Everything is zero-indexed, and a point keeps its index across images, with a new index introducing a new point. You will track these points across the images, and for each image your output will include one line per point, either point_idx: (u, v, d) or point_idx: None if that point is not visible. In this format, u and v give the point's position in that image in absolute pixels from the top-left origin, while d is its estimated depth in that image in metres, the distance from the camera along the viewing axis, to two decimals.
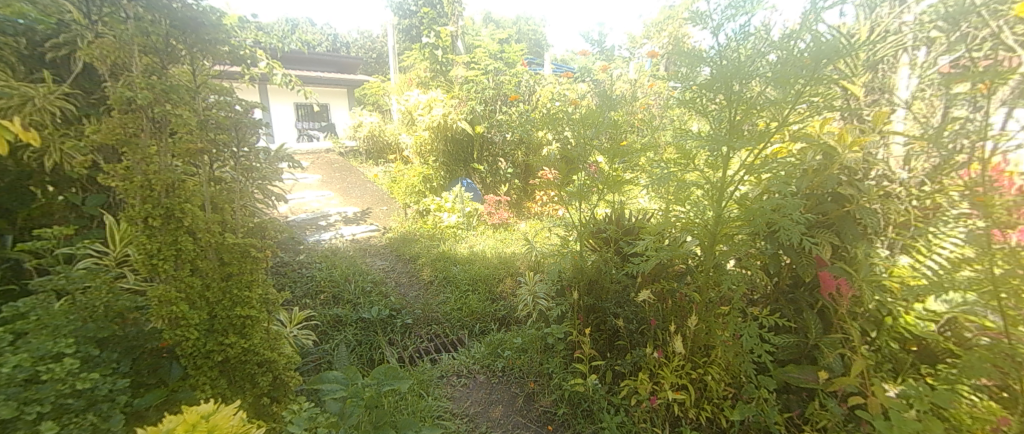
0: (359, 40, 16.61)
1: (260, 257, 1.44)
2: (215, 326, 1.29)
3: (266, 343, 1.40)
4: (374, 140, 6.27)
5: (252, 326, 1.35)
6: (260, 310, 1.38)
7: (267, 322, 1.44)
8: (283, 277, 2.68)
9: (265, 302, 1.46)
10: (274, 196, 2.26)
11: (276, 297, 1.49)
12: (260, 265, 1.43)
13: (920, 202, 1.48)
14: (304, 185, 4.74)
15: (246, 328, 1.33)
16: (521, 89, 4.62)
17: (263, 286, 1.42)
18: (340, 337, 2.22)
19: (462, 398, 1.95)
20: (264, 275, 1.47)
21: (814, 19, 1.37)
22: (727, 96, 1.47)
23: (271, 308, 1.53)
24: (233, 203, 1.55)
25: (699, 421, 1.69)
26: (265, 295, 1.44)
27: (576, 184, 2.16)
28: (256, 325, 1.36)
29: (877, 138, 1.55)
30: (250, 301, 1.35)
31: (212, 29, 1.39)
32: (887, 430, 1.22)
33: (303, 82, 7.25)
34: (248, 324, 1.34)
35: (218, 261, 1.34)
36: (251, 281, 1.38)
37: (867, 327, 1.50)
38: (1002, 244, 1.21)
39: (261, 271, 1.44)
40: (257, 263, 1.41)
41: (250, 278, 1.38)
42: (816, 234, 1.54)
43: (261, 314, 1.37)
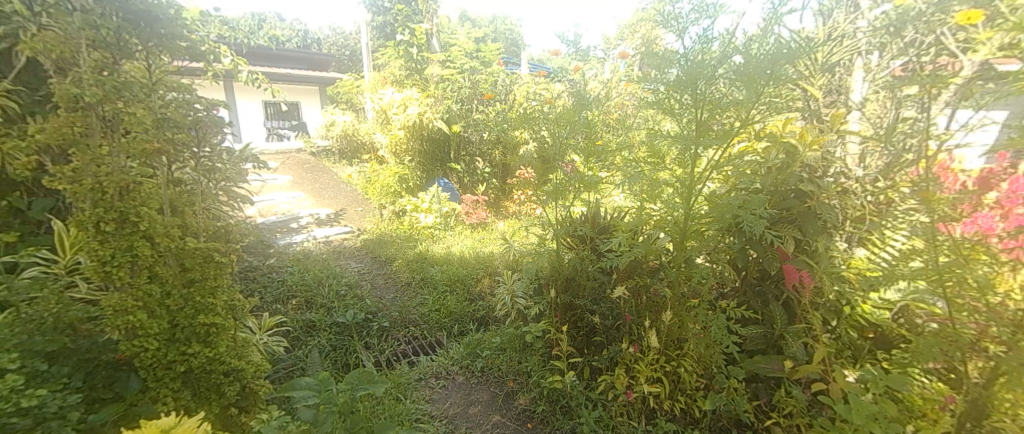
0: (331, 37, 16.22)
1: (225, 261, 1.36)
2: (177, 336, 1.22)
3: (233, 351, 1.34)
4: (347, 140, 6.13)
5: (218, 334, 1.29)
6: (226, 317, 1.31)
7: (234, 329, 1.37)
8: (252, 282, 2.59)
9: (232, 309, 1.39)
10: (240, 199, 2.17)
11: (244, 303, 1.43)
12: (226, 270, 1.36)
13: (875, 198, 1.56)
14: (274, 186, 4.60)
15: (211, 336, 1.27)
16: (498, 88, 4.60)
17: (229, 292, 1.36)
18: (314, 343, 2.16)
19: (441, 400, 1.92)
20: (230, 280, 1.39)
21: (774, 23, 1.43)
22: (692, 97, 1.51)
23: (237, 314, 1.46)
24: (194, 206, 1.48)
25: (673, 412, 1.72)
26: (232, 302, 1.37)
27: (553, 182, 2.17)
28: (222, 333, 1.29)
29: (835, 137, 1.61)
30: (216, 309, 1.28)
31: (168, 23, 1.33)
32: (847, 413, 1.28)
33: (272, 80, 7.02)
34: (213, 332, 1.27)
35: (180, 267, 1.27)
36: (216, 287, 1.31)
37: (827, 316, 1.56)
38: (946, 236, 1.28)
39: (226, 276, 1.36)
40: (221, 269, 1.33)
41: (215, 284, 1.31)
42: (780, 229, 1.59)
43: (227, 321, 1.30)
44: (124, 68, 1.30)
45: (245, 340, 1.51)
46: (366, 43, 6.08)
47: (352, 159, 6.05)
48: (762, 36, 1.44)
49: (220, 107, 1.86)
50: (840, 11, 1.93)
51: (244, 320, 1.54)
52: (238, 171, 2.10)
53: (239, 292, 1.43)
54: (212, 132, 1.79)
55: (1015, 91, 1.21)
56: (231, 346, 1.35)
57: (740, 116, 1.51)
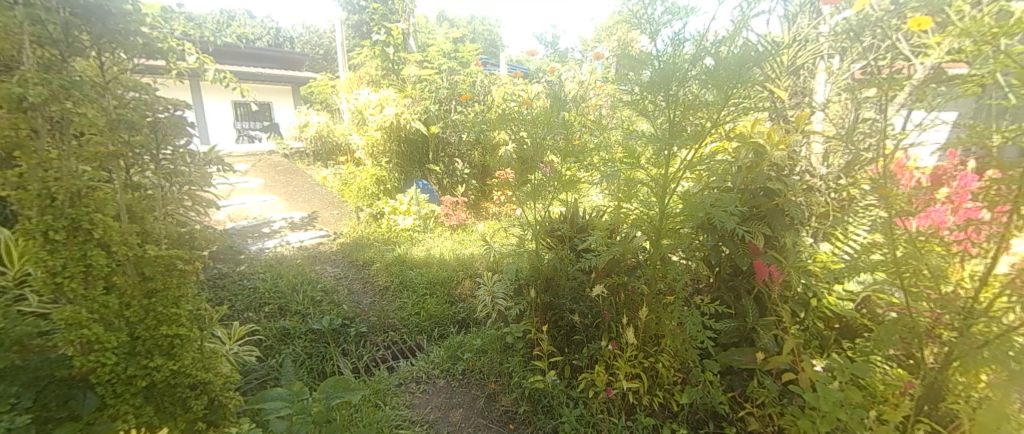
0: (304, 36, 15.82)
1: (188, 270, 1.32)
2: (138, 349, 1.16)
3: (200, 363, 1.28)
4: (321, 141, 5.99)
5: (183, 346, 1.24)
6: (192, 327, 1.27)
7: (200, 340, 1.32)
8: (222, 290, 2.49)
9: (197, 319, 1.34)
10: (207, 203, 2.08)
11: (209, 313, 1.38)
12: (188, 279, 1.32)
13: (838, 194, 1.65)
14: (244, 189, 4.44)
15: (175, 348, 1.22)
16: (476, 89, 4.57)
17: (194, 301, 1.31)
18: (288, 351, 2.10)
19: (422, 405, 1.90)
20: (195, 290, 1.36)
21: (743, 27, 1.47)
22: (665, 98, 1.54)
23: (203, 325, 1.41)
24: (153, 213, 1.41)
25: (652, 407, 1.75)
26: (197, 312, 1.33)
27: (532, 183, 2.17)
28: (188, 345, 1.24)
29: (801, 137, 1.67)
30: (179, 319, 1.24)
31: (121, 18, 1.26)
32: (815, 401, 1.33)
33: (241, 80, 6.80)
34: (178, 344, 1.22)
35: (139, 277, 1.22)
36: (180, 297, 1.27)
37: (796, 309, 1.61)
38: (903, 230, 1.34)
39: (189, 284, 1.33)
40: (184, 276, 1.29)
41: (179, 294, 1.26)
42: (750, 226, 1.63)
43: (193, 332, 1.26)
44: (75, 66, 1.22)
45: (213, 352, 1.45)
46: (340, 43, 5.94)
47: (327, 161, 5.92)
48: (731, 40, 1.48)
49: (183, 108, 1.78)
50: (805, 15, 2.00)
51: (211, 330, 1.48)
52: (203, 174, 2.02)
53: (204, 303, 1.39)
54: (174, 133, 1.71)
55: (962, 92, 1.28)
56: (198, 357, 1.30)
57: (711, 117, 1.54)
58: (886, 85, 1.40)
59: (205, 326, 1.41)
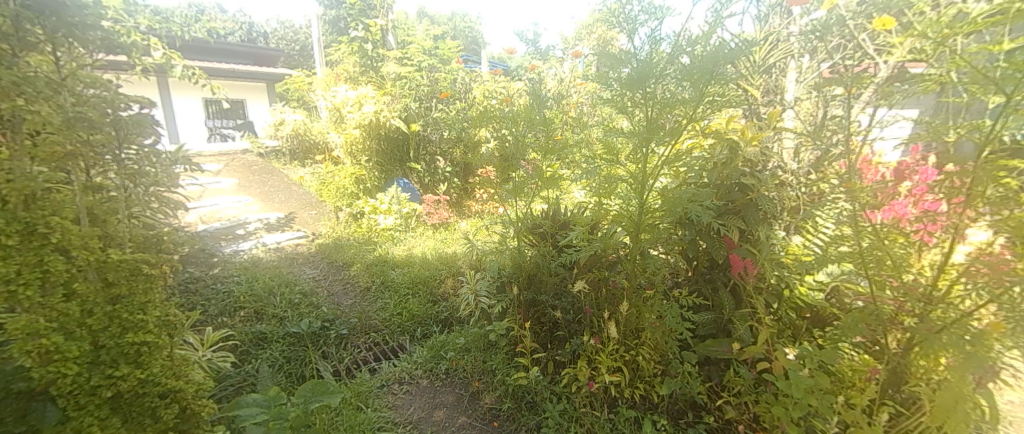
0: (280, 30, 15.38)
1: (154, 274, 1.30)
2: (102, 357, 1.11)
3: (169, 370, 1.24)
4: (298, 140, 5.85)
5: (150, 353, 1.20)
6: (160, 335, 1.23)
7: (168, 348, 1.28)
8: (194, 295, 2.41)
9: (165, 325, 1.30)
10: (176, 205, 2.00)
11: (179, 320, 1.34)
12: (155, 284, 1.30)
13: (808, 189, 1.69)
14: (217, 190, 4.30)
15: (142, 356, 1.18)
16: (457, 86, 4.52)
17: (161, 307, 1.28)
18: (265, 356, 2.05)
19: (405, 406, 1.88)
20: (162, 295, 1.32)
21: (718, 26, 1.50)
22: (642, 95, 1.56)
23: (172, 332, 1.36)
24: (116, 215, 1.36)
25: (633, 399, 1.78)
26: (165, 318, 1.29)
27: (513, 180, 2.17)
28: (156, 352, 1.20)
29: (773, 133, 1.72)
30: (147, 325, 1.20)
31: (77, 10, 1.22)
32: (788, 388, 1.37)
33: (212, 77, 6.57)
34: (145, 352, 1.18)
35: (101, 283, 1.18)
36: (146, 303, 1.23)
37: (770, 300, 1.66)
38: (869, 223, 1.39)
39: (156, 290, 1.30)
40: (150, 281, 1.27)
41: (144, 300, 1.23)
42: (725, 220, 1.67)
43: (161, 339, 1.22)
44: (28, 62, 1.16)
45: (184, 358, 1.41)
46: (316, 39, 5.80)
47: (305, 160, 5.79)
48: (706, 39, 1.50)
49: (149, 106, 1.70)
50: (777, 15, 2.06)
51: (182, 336, 1.44)
52: (170, 176, 1.94)
53: (173, 308, 1.36)
54: (138, 132, 1.64)
55: (922, 90, 1.34)
56: (168, 365, 1.25)
57: (687, 114, 1.57)
58: (853, 82, 1.45)
59: (175, 332, 1.36)
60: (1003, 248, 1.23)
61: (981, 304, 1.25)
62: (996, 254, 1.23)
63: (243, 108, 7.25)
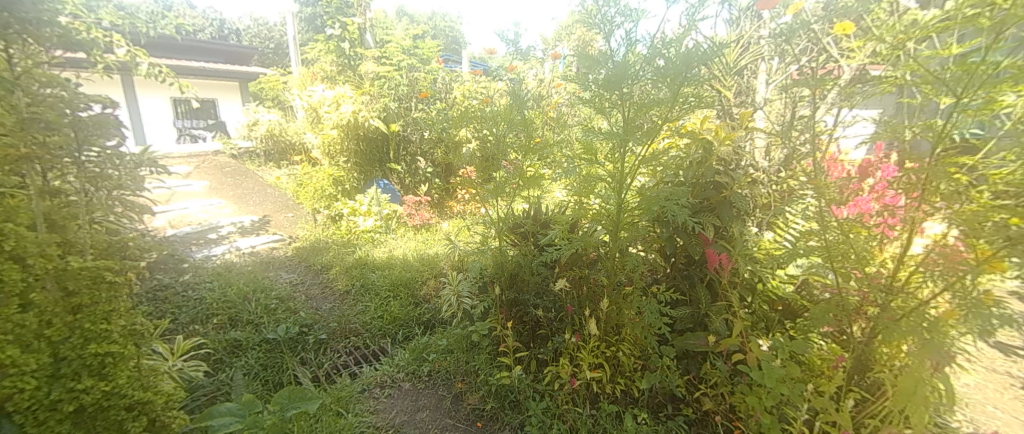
0: (252, 28, 14.94)
1: (119, 282, 1.25)
2: (62, 371, 1.07)
3: (137, 382, 1.20)
4: (273, 140, 5.72)
5: (116, 365, 1.15)
6: (126, 344, 1.19)
7: (136, 358, 1.23)
8: (163, 303, 2.33)
9: (131, 334, 1.26)
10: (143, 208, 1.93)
11: (146, 327, 1.30)
12: (121, 292, 1.24)
13: (778, 187, 1.76)
14: (186, 193, 4.15)
15: (106, 368, 1.13)
16: (437, 86, 4.50)
17: (127, 315, 1.24)
18: (239, 363, 2.00)
19: (387, 410, 1.86)
20: (127, 304, 1.27)
21: (691, 28, 1.54)
22: (619, 96, 1.59)
23: (138, 341, 1.32)
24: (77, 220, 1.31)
25: (614, 395, 1.81)
26: (132, 327, 1.25)
27: (494, 180, 2.18)
28: (122, 363, 1.16)
29: (744, 133, 1.78)
30: (112, 336, 1.15)
31: (31, 6, 1.19)
32: (761, 379, 1.43)
33: (181, 76, 6.34)
34: (110, 363, 1.14)
35: (61, 292, 1.13)
36: (110, 312, 1.18)
37: (744, 293, 1.71)
38: (835, 218, 1.46)
39: (121, 298, 1.25)
40: (114, 289, 1.22)
41: (109, 309, 1.18)
42: (700, 217, 1.72)
43: (128, 349, 1.18)
44: None
45: (153, 368, 1.36)
46: (291, 37, 5.67)
47: (280, 162, 5.65)
48: (680, 41, 1.55)
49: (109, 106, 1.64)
50: (748, 18, 2.13)
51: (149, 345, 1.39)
52: (134, 178, 1.86)
53: (141, 317, 1.31)
54: (99, 133, 1.60)
55: (881, 92, 1.42)
56: (136, 376, 1.21)
57: (662, 115, 1.61)
58: (817, 85, 1.52)
59: (143, 341, 1.32)
60: (957, 240, 1.32)
61: (937, 292, 1.33)
62: (951, 246, 1.31)
63: (214, 108, 7.02)
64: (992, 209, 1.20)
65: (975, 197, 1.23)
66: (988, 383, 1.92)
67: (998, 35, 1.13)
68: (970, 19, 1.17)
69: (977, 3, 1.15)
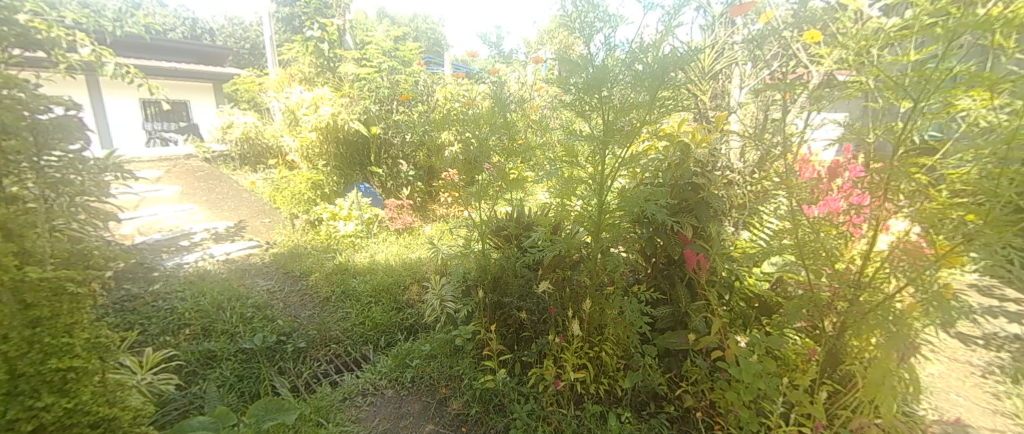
0: (226, 28, 14.55)
1: (82, 294, 1.23)
2: (20, 387, 1.03)
3: (101, 397, 1.17)
4: (249, 144, 5.58)
5: (78, 380, 1.13)
6: (89, 358, 1.16)
7: (100, 373, 1.20)
8: (131, 314, 2.24)
9: (96, 348, 1.23)
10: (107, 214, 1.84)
11: (110, 341, 1.29)
12: (83, 305, 1.22)
13: (753, 187, 1.82)
14: (156, 199, 4.01)
15: (67, 383, 1.10)
16: (418, 88, 4.45)
17: (90, 329, 1.22)
18: (214, 375, 1.93)
19: (369, 418, 1.83)
20: (90, 316, 1.26)
21: (668, 34, 1.58)
22: (599, 100, 1.61)
23: (103, 354, 1.30)
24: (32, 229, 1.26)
25: (598, 395, 1.83)
26: (95, 340, 1.23)
27: (477, 183, 2.18)
28: (85, 379, 1.14)
29: (720, 136, 1.84)
30: (74, 350, 1.12)
31: None
32: (739, 375, 1.46)
33: (150, 77, 6.12)
34: (72, 378, 1.11)
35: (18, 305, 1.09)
36: (72, 325, 1.16)
37: (722, 291, 1.75)
38: (807, 217, 1.52)
39: (84, 311, 1.23)
40: (76, 302, 1.20)
41: (71, 321, 1.15)
42: (679, 217, 1.75)
43: (91, 363, 1.15)
44: None
45: (118, 382, 1.33)
46: (267, 38, 5.55)
47: (256, 166, 5.52)
48: (658, 46, 1.58)
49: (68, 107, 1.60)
50: (722, 25, 2.20)
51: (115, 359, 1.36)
52: (98, 183, 1.79)
53: (105, 331, 1.29)
54: (59, 134, 1.54)
55: (847, 96, 1.48)
56: (100, 392, 1.18)
57: (641, 118, 1.64)
58: (788, 89, 1.58)
59: (107, 355, 1.29)
60: (919, 237, 1.39)
61: (902, 286, 1.39)
62: (914, 242, 1.39)
63: (186, 111, 6.80)
64: (950, 207, 1.28)
65: (934, 196, 1.32)
66: (951, 372, 2.02)
67: (952, 43, 1.20)
68: (927, 27, 1.24)
69: (933, 12, 1.22)
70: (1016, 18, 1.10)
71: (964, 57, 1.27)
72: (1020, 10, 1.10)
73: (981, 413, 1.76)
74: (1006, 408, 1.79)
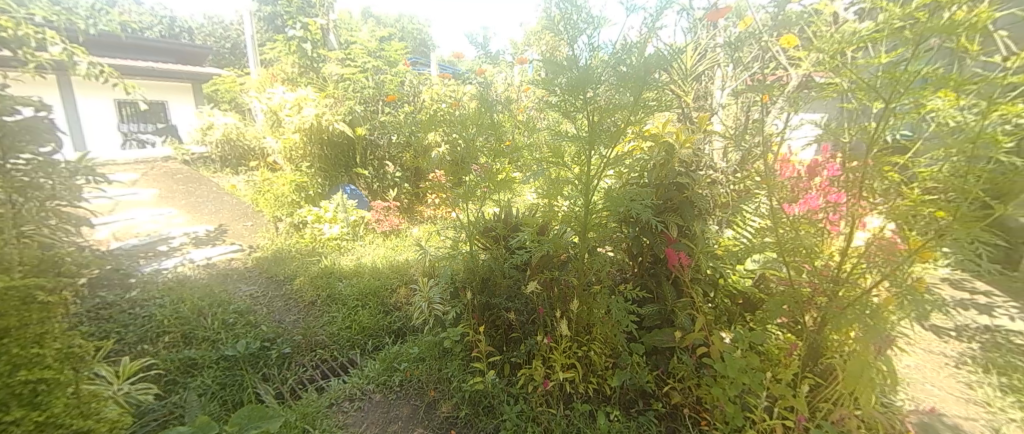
0: (206, 27, 14.25)
1: (52, 302, 1.20)
2: None
3: (75, 410, 1.15)
4: (230, 146, 5.47)
5: (49, 393, 1.12)
6: (60, 370, 1.15)
7: (74, 384, 1.19)
8: (107, 322, 2.17)
9: (68, 358, 1.23)
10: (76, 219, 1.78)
11: (84, 351, 1.28)
12: (52, 314, 1.20)
13: (735, 187, 1.85)
14: (132, 202, 3.89)
15: (38, 396, 1.09)
16: (404, 89, 4.41)
17: (62, 338, 1.20)
18: (195, 384, 1.88)
19: (357, 423, 1.81)
20: (61, 325, 1.25)
21: (650, 36, 1.61)
22: (583, 100, 1.63)
23: (78, 365, 1.30)
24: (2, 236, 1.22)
25: (587, 394, 1.84)
26: (68, 350, 1.22)
27: (464, 184, 2.18)
28: (56, 391, 1.13)
29: (703, 136, 1.88)
30: (46, 361, 1.12)
31: None
32: (724, 371, 1.49)
33: (125, 77, 5.94)
34: (43, 391, 1.11)
35: None
36: (42, 335, 1.15)
37: (707, 289, 1.78)
38: (787, 216, 1.55)
39: (54, 319, 1.21)
40: (46, 310, 1.18)
41: (41, 331, 1.14)
42: (664, 217, 1.78)
43: (63, 375, 1.15)
44: None
45: (93, 393, 1.32)
46: (249, 37, 5.45)
47: (238, 168, 5.42)
48: (641, 48, 1.60)
49: (35, 108, 1.58)
50: (704, 28, 2.25)
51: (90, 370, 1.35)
52: (70, 187, 1.73)
53: (76, 340, 1.27)
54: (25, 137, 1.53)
55: (824, 97, 1.52)
56: (75, 403, 1.17)
57: (626, 119, 1.66)
58: (768, 90, 1.62)
59: (80, 366, 1.28)
60: (893, 233, 1.44)
61: (877, 281, 1.44)
62: (889, 239, 1.43)
63: (164, 112, 6.63)
64: (921, 204, 1.34)
65: (906, 193, 1.38)
66: (926, 363, 2.09)
67: (920, 45, 1.25)
68: (897, 30, 1.29)
69: (903, 16, 1.26)
70: (978, 22, 1.15)
71: (931, 59, 1.33)
72: (982, 14, 1.15)
73: (955, 402, 1.83)
74: (979, 396, 1.86)
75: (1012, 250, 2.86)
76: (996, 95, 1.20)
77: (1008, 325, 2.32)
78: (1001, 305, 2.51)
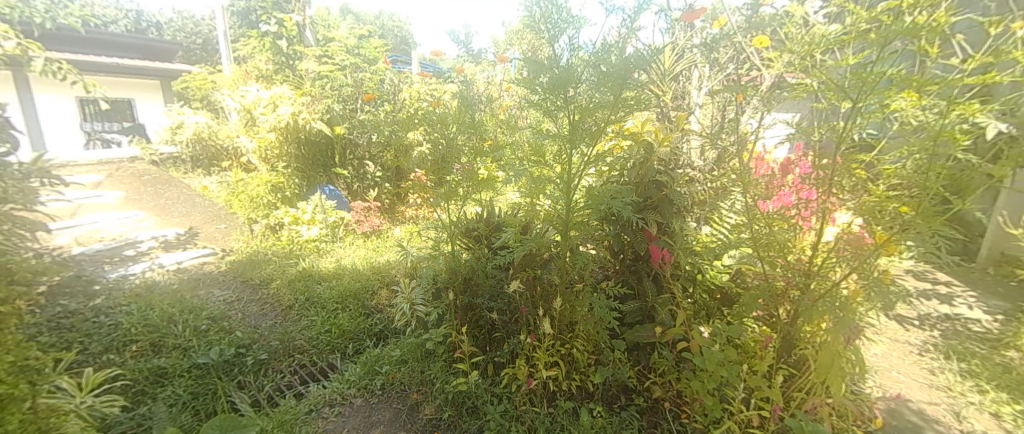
0: (174, 22, 13.73)
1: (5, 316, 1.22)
2: None
3: (32, 425, 1.10)
4: (201, 145, 5.29)
5: (4, 408, 1.06)
6: (15, 384, 1.10)
7: (31, 398, 1.14)
8: (69, 332, 2.06)
9: (22, 371, 1.19)
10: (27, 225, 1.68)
11: (40, 363, 1.26)
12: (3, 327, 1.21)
13: (712, 185, 1.90)
14: (96, 205, 3.71)
15: None
16: (384, 87, 4.30)
17: (16, 351, 1.19)
18: (165, 394, 1.81)
19: (337, 429, 1.77)
20: (14, 338, 1.25)
21: (629, 37, 1.63)
22: (563, 100, 1.64)
23: (34, 378, 1.26)
24: None
25: (570, 391, 1.85)
26: (22, 364, 1.20)
27: (445, 184, 2.17)
28: (11, 406, 1.07)
29: (680, 135, 1.91)
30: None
31: None
32: (704, 365, 1.52)
33: (88, 73, 5.67)
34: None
35: None
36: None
37: (686, 284, 1.81)
38: (762, 212, 1.60)
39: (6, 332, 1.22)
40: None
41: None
42: (644, 214, 1.81)
43: (18, 389, 1.09)
44: None
45: (52, 408, 1.27)
46: (221, 33, 5.28)
47: (210, 168, 5.24)
48: (620, 48, 1.62)
49: None
50: (681, 29, 2.30)
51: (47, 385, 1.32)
52: (23, 190, 1.64)
53: (32, 354, 1.27)
54: None
55: (795, 97, 1.57)
56: (32, 419, 1.12)
57: (606, 118, 1.68)
58: (743, 91, 1.66)
59: (36, 380, 1.25)
60: (861, 228, 1.50)
61: (846, 274, 1.50)
62: (857, 233, 1.49)
63: (130, 110, 6.35)
64: (887, 200, 1.41)
65: (872, 189, 1.45)
66: (892, 351, 2.19)
67: (884, 48, 1.31)
68: (864, 33, 1.33)
69: (869, 20, 1.31)
70: (938, 26, 1.21)
71: (895, 61, 1.39)
72: (941, 18, 1.21)
73: (919, 388, 1.92)
74: (941, 382, 1.95)
75: (970, 242, 3.02)
76: (954, 96, 1.27)
77: (966, 313, 2.44)
78: (960, 294, 2.65)
